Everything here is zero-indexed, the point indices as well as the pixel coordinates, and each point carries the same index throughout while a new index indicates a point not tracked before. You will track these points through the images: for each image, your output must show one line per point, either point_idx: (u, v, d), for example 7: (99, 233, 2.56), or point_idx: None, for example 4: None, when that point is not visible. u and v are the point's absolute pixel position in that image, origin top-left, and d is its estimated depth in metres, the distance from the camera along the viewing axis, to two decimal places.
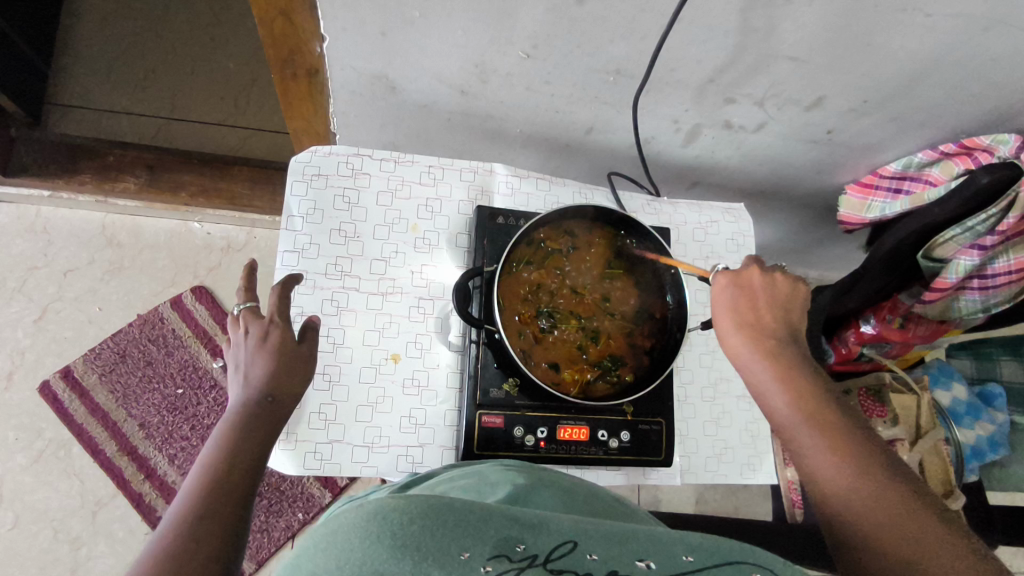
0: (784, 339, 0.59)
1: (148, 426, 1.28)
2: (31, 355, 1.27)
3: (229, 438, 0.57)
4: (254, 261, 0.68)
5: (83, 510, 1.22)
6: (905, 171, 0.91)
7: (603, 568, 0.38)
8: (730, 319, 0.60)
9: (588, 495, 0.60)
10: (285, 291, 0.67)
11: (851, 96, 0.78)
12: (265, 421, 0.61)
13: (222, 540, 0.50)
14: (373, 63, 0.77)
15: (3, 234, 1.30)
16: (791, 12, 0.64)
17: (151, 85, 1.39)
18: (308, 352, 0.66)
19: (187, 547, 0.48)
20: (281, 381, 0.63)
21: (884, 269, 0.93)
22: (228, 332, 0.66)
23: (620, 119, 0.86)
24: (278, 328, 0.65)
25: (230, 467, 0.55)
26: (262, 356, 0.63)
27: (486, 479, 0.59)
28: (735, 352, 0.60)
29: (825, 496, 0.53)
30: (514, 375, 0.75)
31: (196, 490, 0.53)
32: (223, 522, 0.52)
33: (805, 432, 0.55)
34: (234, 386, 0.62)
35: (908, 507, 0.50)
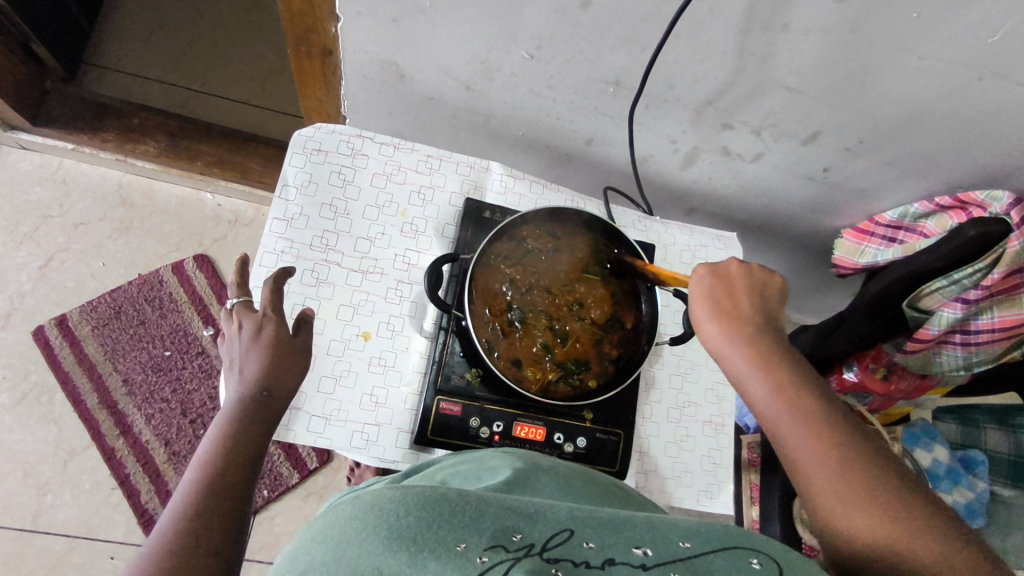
0: (762, 326, 0.61)
1: (131, 383, 1.30)
2: (31, 299, 1.31)
3: (222, 436, 0.59)
4: (247, 255, 0.69)
5: (55, 458, 1.24)
6: (900, 220, 0.91)
7: (599, 554, 0.43)
8: (708, 308, 0.61)
9: (581, 480, 0.63)
10: (278, 285, 0.69)
11: (847, 134, 0.79)
12: (262, 414, 0.62)
13: (221, 535, 0.54)
14: (384, 48, 0.79)
15: (24, 180, 1.35)
16: (787, 39, 0.65)
17: (187, 58, 1.45)
18: (302, 345, 0.68)
19: (185, 543, 0.51)
20: (276, 377, 0.64)
21: (868, 315, 0.92)
22: (222, 326, 0.68)
23: (620, 132, 0.87)
24: (271, 321, 0.66)
25: (229, 466, 0.58)
26: (256, 351, 0.65)
27: (485, 463, 0.64)
28: (714, 343, 0.61)
29: (809, 484, 0.53)
30: (479, 365, 0.77)
31: (193, 490, 0.55)
32: (219, 517, 0.54)
33: (784, 418, 0.56)
34: (230, 382, 0.64)
35: (891, 493, 0.51)
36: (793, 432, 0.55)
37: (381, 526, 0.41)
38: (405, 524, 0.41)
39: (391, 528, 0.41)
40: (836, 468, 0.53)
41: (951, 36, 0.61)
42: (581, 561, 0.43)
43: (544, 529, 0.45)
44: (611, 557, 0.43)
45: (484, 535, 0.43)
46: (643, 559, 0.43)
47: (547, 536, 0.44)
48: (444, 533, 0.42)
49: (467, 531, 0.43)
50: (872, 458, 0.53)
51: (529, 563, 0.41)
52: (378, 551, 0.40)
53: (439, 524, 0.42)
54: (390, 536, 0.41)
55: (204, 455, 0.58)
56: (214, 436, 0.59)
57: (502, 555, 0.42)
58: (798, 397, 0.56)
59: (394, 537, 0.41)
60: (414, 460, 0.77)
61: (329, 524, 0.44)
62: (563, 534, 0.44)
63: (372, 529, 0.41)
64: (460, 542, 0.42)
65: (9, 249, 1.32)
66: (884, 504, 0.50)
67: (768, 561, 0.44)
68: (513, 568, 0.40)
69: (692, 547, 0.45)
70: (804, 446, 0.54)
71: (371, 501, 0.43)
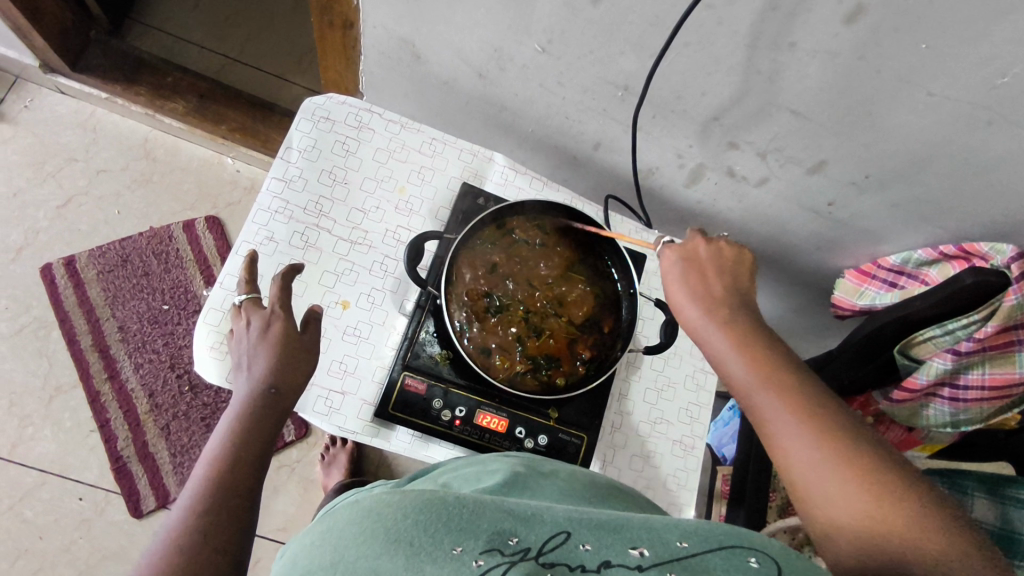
0: (737, 306, 0.60)
1: (126, 331, 1.33)
2: (44, 237, 1.34)
3: (231, 435, 0.60)
4: (255, 252, 0.68)
5: (41, 392, 1.26)
6: (903, 265, 0.89)
7: (595, 557, 0.44)
8: (687, 289, 0.61)
9: (577, 479, 0.63)
10: (286, 282, 0.66)
11: (853, 167, 0.78)
12: (268, 413, 0.62)
13: (226, 534, 0.55)
14: (402, 26, 0.80)
15: (57, 122, 1.39)
16: (794, 58, 0.64)
17: (231, 27, 1.50)
18: (309, 342, 0.67)
19: (193, 540, 0.53)
20: (284, 373, 0.64)
21: (857, 356, 0.90)
22: (232, 323, 0.67)
23: (627, 140, 0.87)
24: (278, 320, 0.65)
25: (237, 464, 0.58)
26: (264, 349, 0.64)
27: (485, 469, 0.64)
28: (695, 325, 0.60)
29: (789, 461, 0.51)
30: (449, 348, 0.78)
31: (200, 487, 0.56)
32: (225, 515, 0.56)
33: (761, 394, 0.54)
34: (239, 380, 0.64)
35: (873, 463, 0.49)
36: (769, 406, 0.53)
37: (379, 532, 0.44)
38: (402, 528, 0.44)
39: (389, 532, 0.44)
40: (813, 439, 0.51)
41: (959, 73, 0.60)
42: (577, 565, 0.44)
43: (538, 534, 0.46)
44: (607, 560, 0.44)
45: (480, 538, 0.44)
46: (640, 560, 0.44)
47: (543, 540, 0.45)
48: (441, 537, 0.44)
49: (464, 535, 0.44)
50: (848, 427, 0.51)
51: (526, 566, 0.42)
52: (376, 555, 0.43)
53: (435, 528, 0.45)
54: (387, 540, 0.44)
55: (213, 451, 0.59)
56: (222, 433, 0.60)
57: (498, 558, 0.43)
58: (776, 372, 0.55)
59: (391, 541, 0.43)
60: (373, 433, 0.76)
61: (332, 531, 0.47)
62: (559, 538, 0.45)
63: (371, 534, 0.44)
64: (456, 545, 0.43)
65: (32, 186, 1.36)
66: (855, 468, 0.49)
67: (768, 560, 0.44)
68: (511, 569, 0.42)
69: (690, 546, 0.45)
70: (778, 418, 0.53)
71: (372, 510, 0.47)
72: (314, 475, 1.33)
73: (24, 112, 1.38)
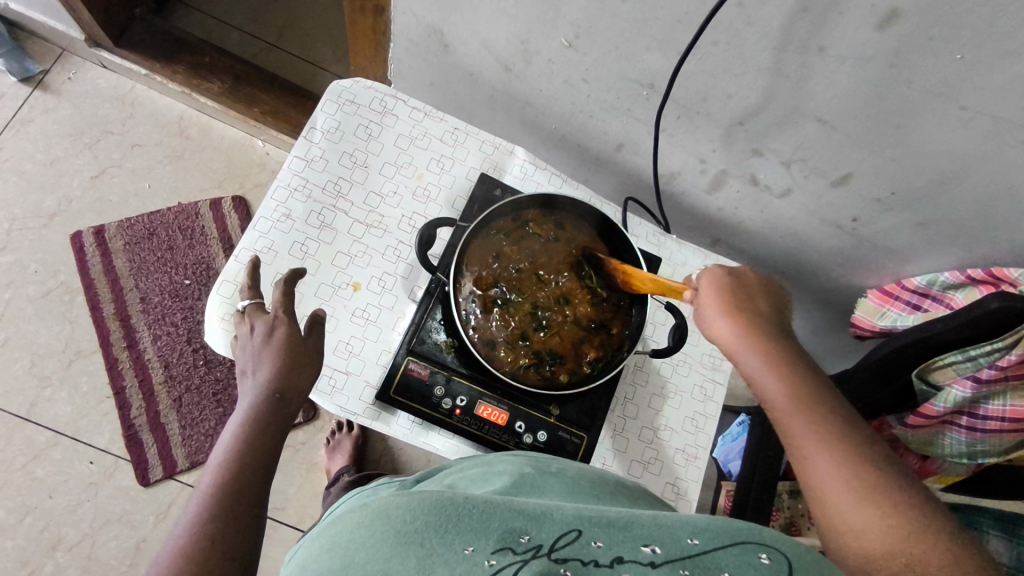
0: (775, 329, 0.60)
1: (147, 302, 1.35)
2: (77, 205, 1.38)
3: (237, 443, 0.59)
4: (258, 258, 0.70)
5: (62, 355, 1.30)
6: (928, 287, 0.86)
7: (607, 553, 0.44)
8: (720, 305, 0.60)
9: (590, 479, 0.62)
10: (289, 287, 0.69)
11: (879, 183, 0.76)
12: (274, 418, 0.62)
13: (237, 542, 0.54)
14: (431, 14, 0.80)
15: (97, 95, 1.43)
16: (823, 64, 0.63)
17: (270, 13, 1.52)
18: (314, 346, 0.69)
19: (201, 546, 0.52)
20: (289, 379, 0.64)
21: (873, 378, 0.87)
22: (236, 329, 0.68)
23: (650, 142, 0.86)
24: (283, 325, 0.67)
25: (241, 470, 0.58)
26: (268, 353, 0.65)
27: (491, 470, 0.63)
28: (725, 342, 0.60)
29: (817, 482, 0.53)
30: (455, 337, 0.77)
31: (207, 494, 0.56)
32: (234, 523, 0.55)
33: (795, 415, 0.55)
34: (245, 388, 0.64)
35: (899, 494, 0.51)
36: (802, 428, 0.55)
37: (389, 533, 0.44)
38: (412, 530, 0.44)
39: (398, 533, 0.43)
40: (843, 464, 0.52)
41: (995, 88, 0.58)
42: (590, 560, 0.44)
43: (549, 530, 0.45)
44: (619, 556, 0.44)
45: (491, 538, 0.44)
46: (652, 557, 0.44)
47: (554, 536, 0.45)
48: (451, 538, 0.44)
49: (474, 534, 0.44)
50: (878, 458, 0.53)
51: (538, 564, 0.43)
52: (387, 557, 0.42)
53: (444, 529, 0.44)
54: (398, 541, 0.43)
55: (218, 461, 0.58)
56: (227, 443, 0.60)
57: (511, 557, 0.43)
58: (808, 398, 0.56)
59: (400, 542, 0.43)
60: (374, 417, 0.76)
61: (339, 532, 0.46)
62: (570, 535, 0.45)
63: (380, 536, 0.44)
64: (467, 546, 0.43)
65: (69, 156, 1.40)
66: (882, 497, 0.50)
67: (777, 557, 0.45)
68: (522, 570, 0.42)
69: (701, 544, 0.45)
70: (811, 439, 0.54)
71: (378, 509, 0.46)
72: (318, 458, 1.34)
73: (67, 84, 1.42)
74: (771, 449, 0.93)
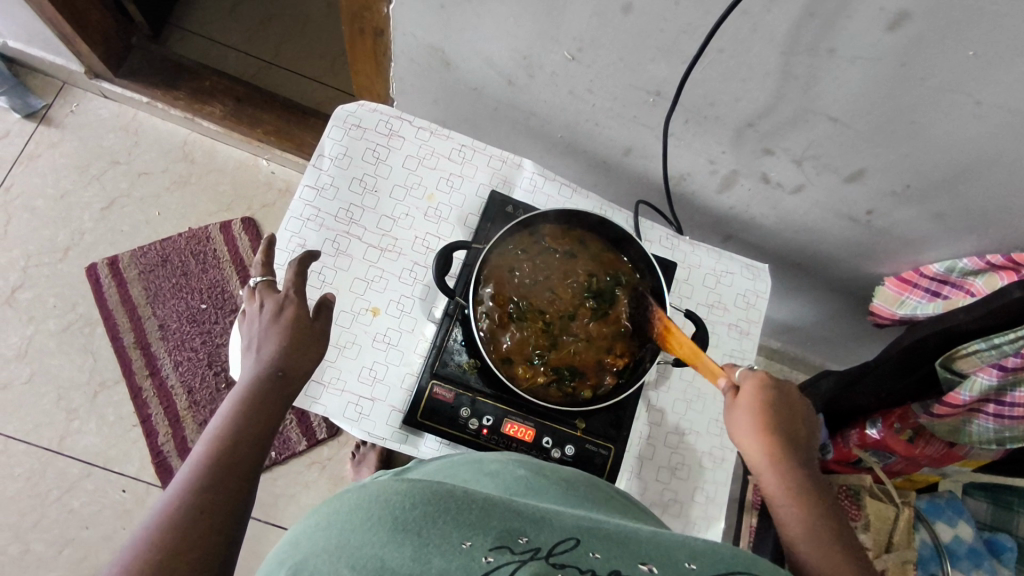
0: (797, 450, 0.62)
1: (166, 329, 1.37)
2: (89, 237, 1.39)
3: (233, 416, 0.60)
4: (275, 237, 0.70)
5: (86, 387, 1.32)
6: (947, 274, 0.86)
7: (605, 565, 0.42)
8: (754, 417, 0.62)
9: (585, 485, 0.63)
10: (302, 268, 0.69)
11: (893, 176, 0.75)
12: (272, 396, 0.62)
13: (223, 512, 0.54)
14: (432, 35, 0.80)
15: (101, 126, 1.44)
16: (833, 66, 0.62)
17: (265, 31, 1.52)
18: (320, 329, 0.68)
19: (189, 515, 0.52)
20: (291, 359, 0.64)
21: (895, 369, 0.87)
22: (244, 304, 0.68)
23: (657, 146, 0.86)
24: (292, 305, 0.66)
25: (235, 444, 0.58)
26: (275, 333, 0.65)
27: (484, 468, 0.63)
28: (752, 450, 0.62)
29: None
30: (477, 356, 0.77)
31: (201, 463, 0.56)
32: (223, 493, 0.55)
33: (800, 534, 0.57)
34: (247, 361, 0.64)
35: None
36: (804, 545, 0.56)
37: (385, 517, 0.42)
38: (410, 518, 0.42)
39: (395, 521, 0.42)
40: None
41: (1007, 82, 0.57)
42: (587, 569, 0.42)
43: (549, 534, 0.45)
44: (617, 569, 0.42)
45: (489, 535, 0.43)
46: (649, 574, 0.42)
47: (553, 542, 0.43)
48: (449, 530, 0.42)
49: (472, 529, 0.43)
50: None
51: (534, 565, 0.41)
52: (383, 543, 0.41)
53: (445, 520, 0.43)
54: (395, 527, 0.42)
55: (215, 429, 0.59)
56: (225, 414, 0.60)
57: (508, 556, 0.41)
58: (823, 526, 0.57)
59: (399, 530, 0.41)
60: (402, 440, 0.77)
61: (336, 512, 0.45)
62: (568, 543, 0.44)
63: (377, 521, 0.42)
64: (465, 540, 0.42)
65: (78, 188, 1.41)
66: None
67: None
68: (519, 570, 0.40)
69: (698, 568, 0.44)
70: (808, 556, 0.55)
71: (378, 493, 0.44)
72: (345, 473, 1.35)
73: (70, 116, 1.43)
74: None
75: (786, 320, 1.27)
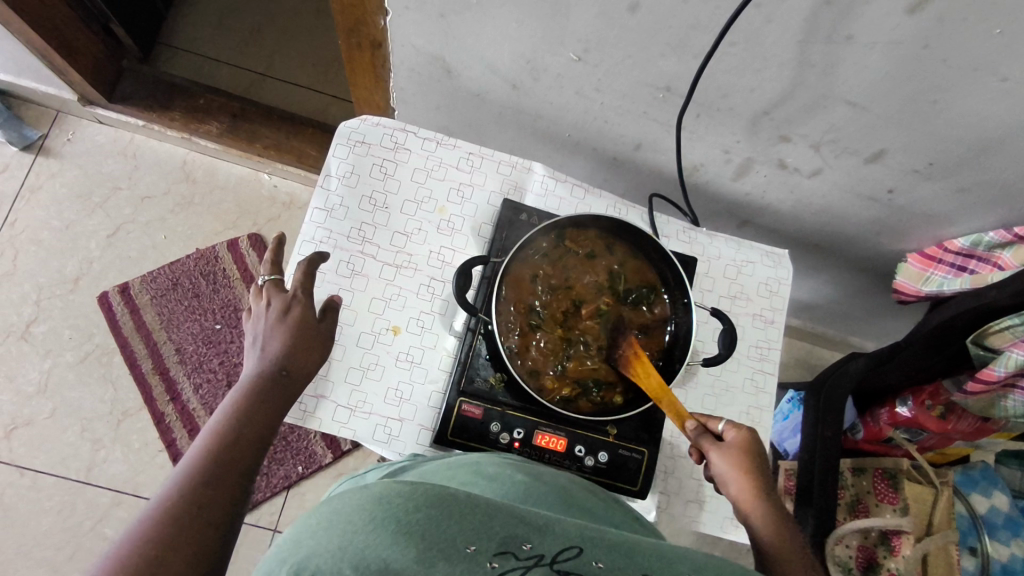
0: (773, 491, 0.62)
1: (183, 352, 1.37)
2: (98, 266, 1.38)
3: (235, 410, 0.59)
4: (283, 235, 0.71)
5: (110, 417, 1.32)
6: (973, 249, 0.84)
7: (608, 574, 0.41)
8: (734, 457, 0.62)
9: (575, 492, 0.63)
10: (311, 269, 0.70)
11: (916, 155, 0.73)
12: (276, 393, 0.62)
13: (221, 509, 0.53)
14: (431, 43, 0.78)
15: (99, 153, 1.42)
16: (851, 52, 0.60)
17: (255, 41, 1.50)
18: (326, 330, 0.69)
19: (186, 510, 0.51)
20: (296, 356, 0.65)
21: (926, 347, 0.86)
22: (250, 302, 0.68)
23: (669, 140, 0.84)
24: (300, 304, 0.67)
25: (237, 439, 0.57)
26: (281, 330, 0.65)
27: (482, 471, 0.62)
28: (733, 487, 0.61)
29: None
30: (503, 370, 0.77)
31: (202, 456, 0.55)
32: (223, 489, 0.54)
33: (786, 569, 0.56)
34: (252, 356, 0.64)
35: None
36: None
37: (387, 518, 0.39)
38: (413, 520, 0.39)
39: (400, 519, 0.39)
40: None
41: None
42: None
43: (554, 540, 0.42)
44: None
45: (493, 538, 0.41)
46: None
47: (558, 548, 0.42)
48: (453, 532, 0.40)
49: (477, 530, 0.40)
50: None
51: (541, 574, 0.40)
52: (386, 543, 0.37)
53: (449, 521, 0.40)
54: (399, 529, 0.38)
55: (215, 423, 0.58)
56: (226, 407, 0.59)
57: (511, 563, 0.40)
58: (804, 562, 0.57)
59: (403, 530, 0.38)
60: None
61: (332, 511, 0.41)
62: (571, 551, 0.42)
63: (380, 520, 0.39)
64: (469, 544, 0.40)
65: (82, 218, 1.40)
66: None
67: None
68: None
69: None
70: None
71: (376, 494, 0.41)
72: None
73: (67, 145, 1.42)
74: (828, 429, 0.89)
75: (805, 298, 1.25)
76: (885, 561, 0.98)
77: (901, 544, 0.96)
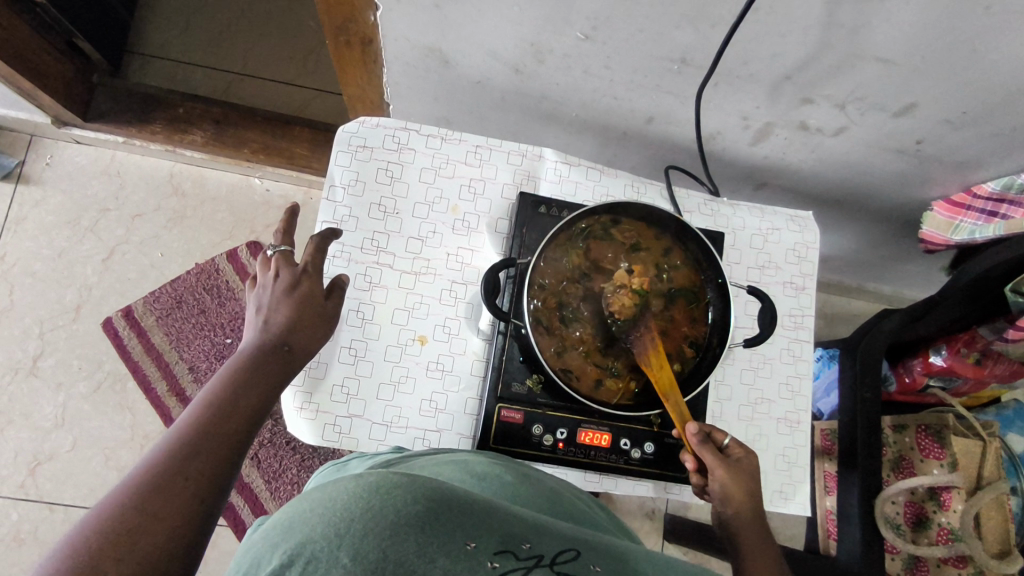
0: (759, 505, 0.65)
1: (197, 370, 1.34)
2: (98, 291, 1.35)
3: (231, 379, 0.55)
4: (297, 207, 0.68)
5: (132, 443, 1.30)
6: (1004, 192, 0.81)
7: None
8: (733, 472, 0.64)
9: (567, 497, 0.62)
10: (320, 247, 0.66)
11: (948, 105, 0.70)
12: (275, 367, 0.58)
13: (210, 479, 0.48)
14: (427, 35, 0.73)
15: (82, 175, 1.37)
16: (884, 8, 0.56)
17: (227, 40, 1.43)
18: (332, 309, 0.65)
19: (173, 475, 0.46)
20: (298, 332, 0.61)
21: (963, 300, 0.84)
22: (256, 271, 0.64)
23: (683, 111, 0.80)
24: (308, 279, 0.64)
25: (231, 409, 0.53)
26: (287, 304, 0.61)
27: (470, 470, 0.60)
28: (729, 498, 0.64)
29: None
30: (539, 371, 0.74)
31: (194, 425, 0.50)
32: (213, 459, 0.49)
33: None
34: (251, 329, 0.60)
35: None
36: None
37: (387, 509, 0.35)
38: (412, 512, 0.36)
39: (398, 511, 0.35)
40: None
41: None
42: None
43: (549, 542, 0.42)
44: None
45: (493, 537, 0.39)
46: None
47: (555, 550, 0.41)
48: (454, 528, 0.37)
49: (475, 529, 0.38)
50: None
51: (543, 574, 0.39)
52: (386, 533, 0.34)
53: (447, 518, 0.37)
54: (398, 520, 0.35)
55: (209, 392, 0.54)
56: (223, 376, 0.55)
57: (512, 562, 0.38)
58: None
59: (403, 523, 0.35)
60: None
61: (321, 496, 0.36)
62: (569, 553, 0.42)
63: (380, 509, 0.35)
64: (470, 541, 0.37)
65: (73, 244, 1.35)
66: None
67: None
68: None
69: None
70: None
71: (374, 481, 0.37)
72: None
73: (47, 170, 1.36)
74: (867, 390, 0.85)
75: (823, 252, 1.23)
76: (936, 516, 0.98)
77: (951, 498, 0.97)
